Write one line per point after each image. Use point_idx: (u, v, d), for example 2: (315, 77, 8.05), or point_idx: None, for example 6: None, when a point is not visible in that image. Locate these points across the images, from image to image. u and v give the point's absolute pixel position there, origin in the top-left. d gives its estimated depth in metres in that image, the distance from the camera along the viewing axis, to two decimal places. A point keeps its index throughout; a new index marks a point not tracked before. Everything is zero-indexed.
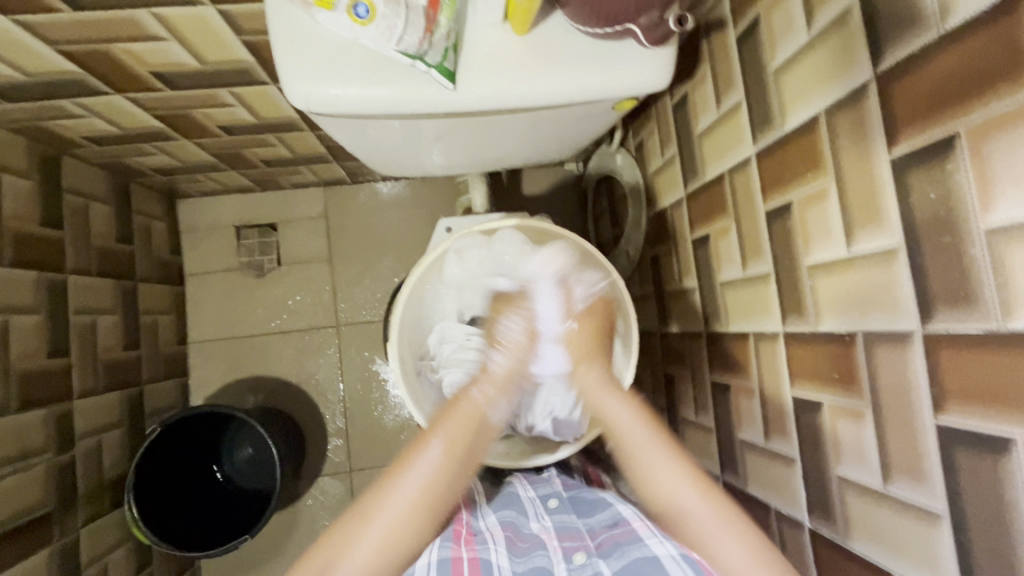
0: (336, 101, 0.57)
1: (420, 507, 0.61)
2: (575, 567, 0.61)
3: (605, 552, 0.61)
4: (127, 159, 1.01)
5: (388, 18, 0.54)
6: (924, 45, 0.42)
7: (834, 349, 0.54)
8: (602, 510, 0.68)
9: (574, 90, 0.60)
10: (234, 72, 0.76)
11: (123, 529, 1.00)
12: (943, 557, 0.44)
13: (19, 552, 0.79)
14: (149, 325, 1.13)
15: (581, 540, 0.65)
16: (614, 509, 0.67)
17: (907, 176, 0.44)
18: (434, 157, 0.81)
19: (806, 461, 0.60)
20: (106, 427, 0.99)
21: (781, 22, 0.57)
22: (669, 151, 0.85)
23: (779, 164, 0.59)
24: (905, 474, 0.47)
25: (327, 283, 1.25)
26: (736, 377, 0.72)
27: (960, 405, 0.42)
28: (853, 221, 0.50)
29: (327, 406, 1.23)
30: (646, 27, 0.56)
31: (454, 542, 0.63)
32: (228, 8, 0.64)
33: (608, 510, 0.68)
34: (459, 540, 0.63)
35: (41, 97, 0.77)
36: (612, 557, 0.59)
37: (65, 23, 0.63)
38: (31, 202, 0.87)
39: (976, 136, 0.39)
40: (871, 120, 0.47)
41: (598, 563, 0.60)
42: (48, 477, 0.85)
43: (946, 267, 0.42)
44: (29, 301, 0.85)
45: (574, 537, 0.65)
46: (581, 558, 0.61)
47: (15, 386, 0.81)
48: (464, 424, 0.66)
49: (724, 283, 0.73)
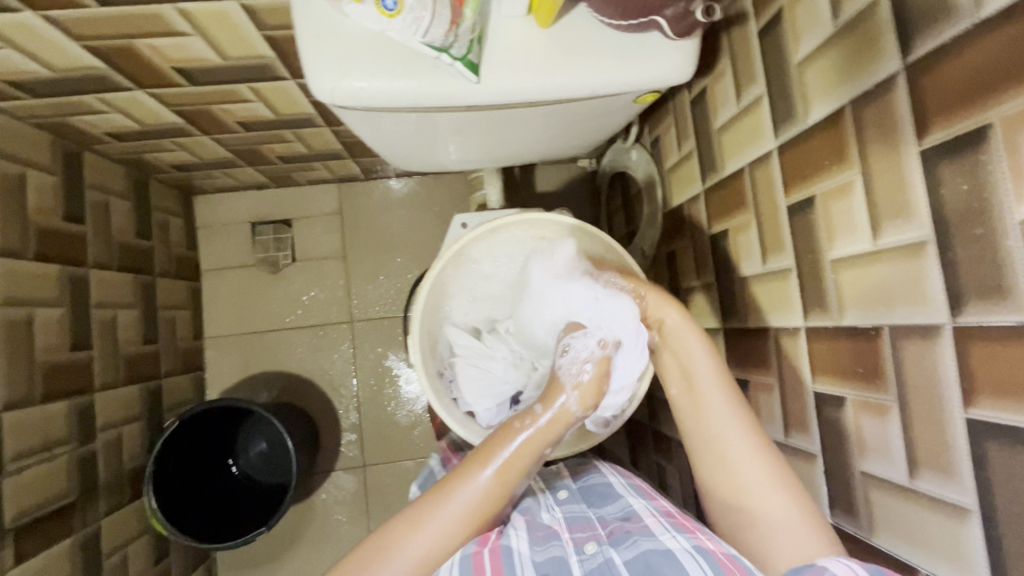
0: (360, 94, 0.57)
1: (468, 525, 0.60)
2: (586, 557, 0.60)
3: (615, 540, 0.61)
4: (146, 155, 1.02)
5: (416, 9, 0.53)
6: (958, 35, 0.42)
7: (858, 342, 0.54)
8: (613, 502, 0.69)
9: (598, 82, 0.59)
10: (254, 67, 0.77)
11: (142, 521, 1.01)
12: (972, 552, 0.44)
13: (44, 542, 0.80)
14: (167, 320, 1.14)
15: (591, 530, 0.65)
16: (624, 502, 0.67)
17: (936, 168, 0.44)
18: (450, 151, 0.81)
19: (828, 456, 0.59)
20: (125, 421, 1.00)
21: (805, 14, 0.57)
22: (687, 146, 0.85)
23: (802, 157, 0.59)
24: (932, 469, 0.47)
25: (342, 279, 1.26)
26: (755, 373, 0.72)
27: (991, 399, 0.41)
28: (881, 214, 0.50)
29: (341, 401, 1.24)
30: (671, 19, 0.55)
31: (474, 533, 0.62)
32: (251, 3, 0.64)
33: (617, 503, 0.68)
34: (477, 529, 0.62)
35: (65, 92, 0.77)
36: (622, 546, 0.59)
37: (92, 18, 0.63)
38: (53, 197, 0.87)
39: (1010, 127, 0.38)
40: (899, 112, 0.47)
41: (608, 550, 0.60)
42: (70, 469, 0.86)
43: (977, 260, 0.41)
44: (52, 294, 0.86)
45: (584, 528, 0.65)
46: (591, 549, 0.61)
47: (39, 379, 0.82)
48: (523, 449, 0.63)
49: (743, 278, 0.73)
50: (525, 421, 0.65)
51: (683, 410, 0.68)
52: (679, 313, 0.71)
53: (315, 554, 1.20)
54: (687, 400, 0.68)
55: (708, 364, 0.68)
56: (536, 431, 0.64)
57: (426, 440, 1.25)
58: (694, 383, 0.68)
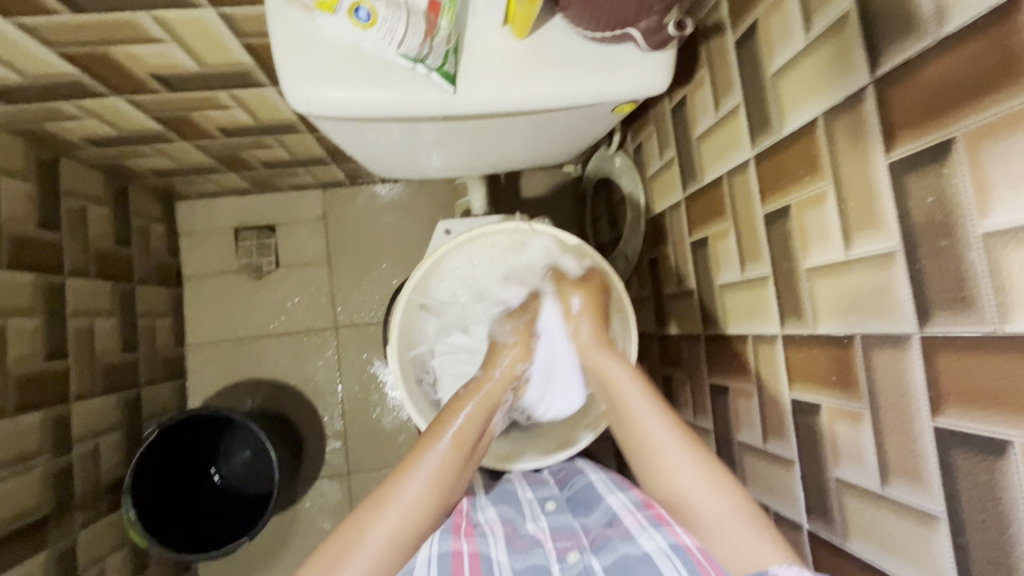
0: (336, 105, 0.57)
1: (430, 498, 0.61)
2: (568, 567, 0.60)
3: (597, 547, 0.61)
4: (125, 161, 1.01)
5: (389, 21, 0.53)
6: (922, 50, 0.42)
7: (832, 350, 0.54)
8: (596, 507, 0.67)
9: (574, 93, 0.60)
10: (233, 74, 0.76)
11: (120, 533, 1.00)
12: (941, 559, 0.44)
13: (17, 555, 0.79)
14: (147, 328, 1.12)
15: (574, 540, 0.64)
16: (606, 504, 0.66)
17: (904, 180, 0.45)
18: (433, 160, 0.81)
19: (805, 463, 0.60)
20: (103, 431, 0.98)
21: (779, 26, 0.58)
22: (668, 153, 0.85)
23: (777, 167, 0.60)
24: (903, 476, 0.48)
25: (325, 285, 1.25)
26: (735, 379, 0.72)
27: (958, 408, 0.42)
28: (852, 225, 0.50)
29: (325, 408, 1.23)
30: (645, 31, 0.56)
31: (453, 535, 0.63)
32: (228, 11, 0.64)
33: (601, 508, 0.67)
34: (459, 532, 0.63)
35: (40, 99, 0.77)
36: (602, 552, 0.59)
37: (65, 26, 0.63)
38: (28, 205, 0.86)
39: (973, 141, 0.39)
40: (868, 124, 0.48)
41: (589, 559, 0.60)
42: (45, 480, 0.85)
43: (942, 272, 0.42)
44: (27, 303, 0.85)
45: (568, 536, 0.65)
46: (573, 557, 0.60)
47: (12, 389, 0.81)
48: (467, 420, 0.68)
49: (722, 285, 0.73)
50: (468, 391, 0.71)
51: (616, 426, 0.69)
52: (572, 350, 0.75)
53: (298, 563, 1.19)
54: (615, 416, 0.69)
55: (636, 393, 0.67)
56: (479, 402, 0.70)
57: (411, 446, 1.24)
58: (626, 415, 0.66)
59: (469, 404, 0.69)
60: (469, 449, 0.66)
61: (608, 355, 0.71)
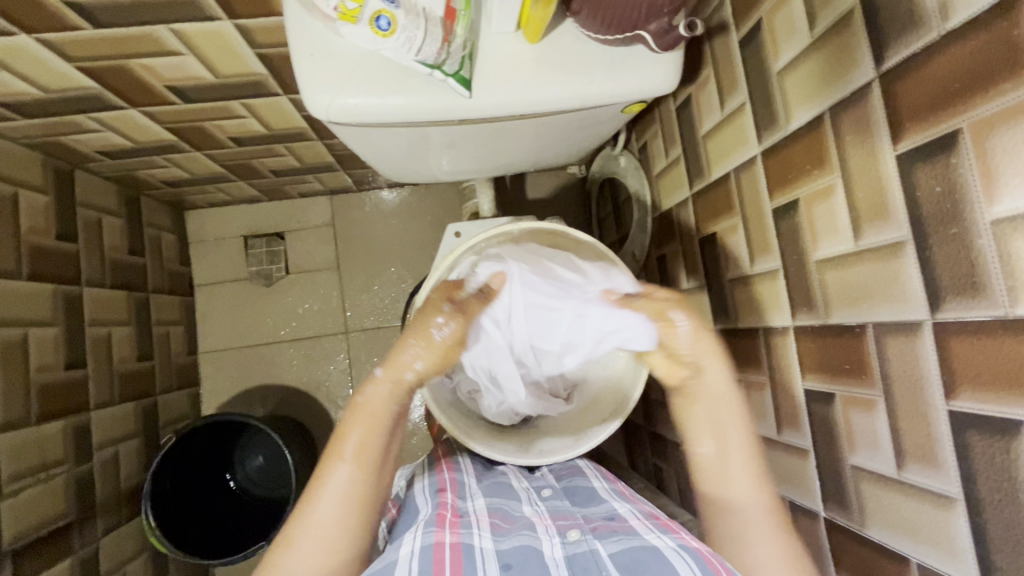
0: (354, 111, 0.58)
1: (350, 520, 0.59)
2: (570, 542, 0.58)
3: (600, 534, 0.59)
4: (138, 172, 1.02)
5: (409, 29, 0.54)
6: (924, 46, 0.44)
7: (844, 341, 0.55)
8: (598, 503, 0.67)
9: (585, 94, 0.61)
10: (247, 84, 0.78)
11: (140, 539, 1.01)
12: (958, 539, 0.46)
13: (41, 562, 0.80)
14: (161, 336, 1.14)
15: (573, 520, 0.63)
16: (609, 504, 0.66)
17: (912, 171, 0.46)
18: (442, 164, 0.82)
19: (819, 451, 0.61)
20: (121, 439, 1.00)
21: (783, 25, 0.59)
22: (674, 152, 0.86)
23: (785, 162, 0.61)
24: (918, 460, 0.49)
25: (335, 290, 1.26)
26: (747, 372, 0.73)
27: (971, 391, 0.43)
28: (861, 216, 0.51)
29: (337, 413, 1.24)
30: (655, 33, 0.57)
31: (437, 526, 0.58)
32: (245, 23, 0.65)
33: (603, 505, 0.67)
34: (444, 524, 0.59)
35: (58, 112, 0.78)
36: (607, 540, 0.57)
37: (86, 40, 0.65)
38: (46, 216, 0.88)
39: (978, 132, 0.40)
40: (875, 119, 0.49)
41: (593, 541, 0.57)
42: (66, 489, 0.86)
43: (954, 258, 0.43)
44: (47, 314, 0.86)
45: (566, 517, 0.64)
46: (575, 535, 0.59)
47: (35, 400, 0.82)
48: (367, 428, 0.63)
49: (732, 280, 0.74)
50: (367, 391, 0.64)
51: (712, 470, 0.66)
52: (724, 368, 0.66)
53: None
54: (715, 462, 0.66)
55: (739, 422, 0.66)
56: (379, 393, 0.64)
57: (424, 448, 1.24)
58: (725, 444, 0.66)
59: (367, 402, 0.64)
60: (377, 459, 0.62)
61: (729, 397, 0.66)
